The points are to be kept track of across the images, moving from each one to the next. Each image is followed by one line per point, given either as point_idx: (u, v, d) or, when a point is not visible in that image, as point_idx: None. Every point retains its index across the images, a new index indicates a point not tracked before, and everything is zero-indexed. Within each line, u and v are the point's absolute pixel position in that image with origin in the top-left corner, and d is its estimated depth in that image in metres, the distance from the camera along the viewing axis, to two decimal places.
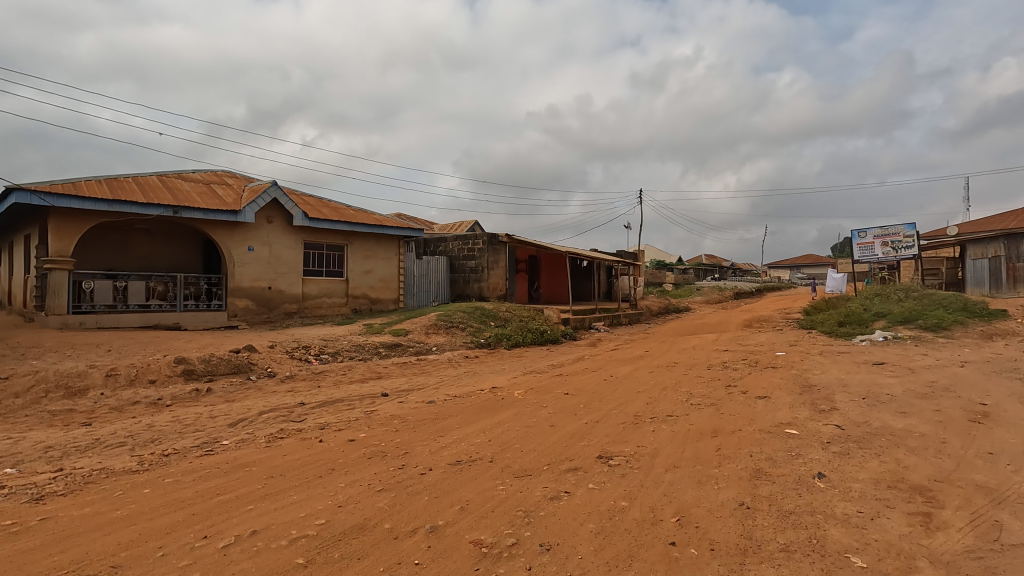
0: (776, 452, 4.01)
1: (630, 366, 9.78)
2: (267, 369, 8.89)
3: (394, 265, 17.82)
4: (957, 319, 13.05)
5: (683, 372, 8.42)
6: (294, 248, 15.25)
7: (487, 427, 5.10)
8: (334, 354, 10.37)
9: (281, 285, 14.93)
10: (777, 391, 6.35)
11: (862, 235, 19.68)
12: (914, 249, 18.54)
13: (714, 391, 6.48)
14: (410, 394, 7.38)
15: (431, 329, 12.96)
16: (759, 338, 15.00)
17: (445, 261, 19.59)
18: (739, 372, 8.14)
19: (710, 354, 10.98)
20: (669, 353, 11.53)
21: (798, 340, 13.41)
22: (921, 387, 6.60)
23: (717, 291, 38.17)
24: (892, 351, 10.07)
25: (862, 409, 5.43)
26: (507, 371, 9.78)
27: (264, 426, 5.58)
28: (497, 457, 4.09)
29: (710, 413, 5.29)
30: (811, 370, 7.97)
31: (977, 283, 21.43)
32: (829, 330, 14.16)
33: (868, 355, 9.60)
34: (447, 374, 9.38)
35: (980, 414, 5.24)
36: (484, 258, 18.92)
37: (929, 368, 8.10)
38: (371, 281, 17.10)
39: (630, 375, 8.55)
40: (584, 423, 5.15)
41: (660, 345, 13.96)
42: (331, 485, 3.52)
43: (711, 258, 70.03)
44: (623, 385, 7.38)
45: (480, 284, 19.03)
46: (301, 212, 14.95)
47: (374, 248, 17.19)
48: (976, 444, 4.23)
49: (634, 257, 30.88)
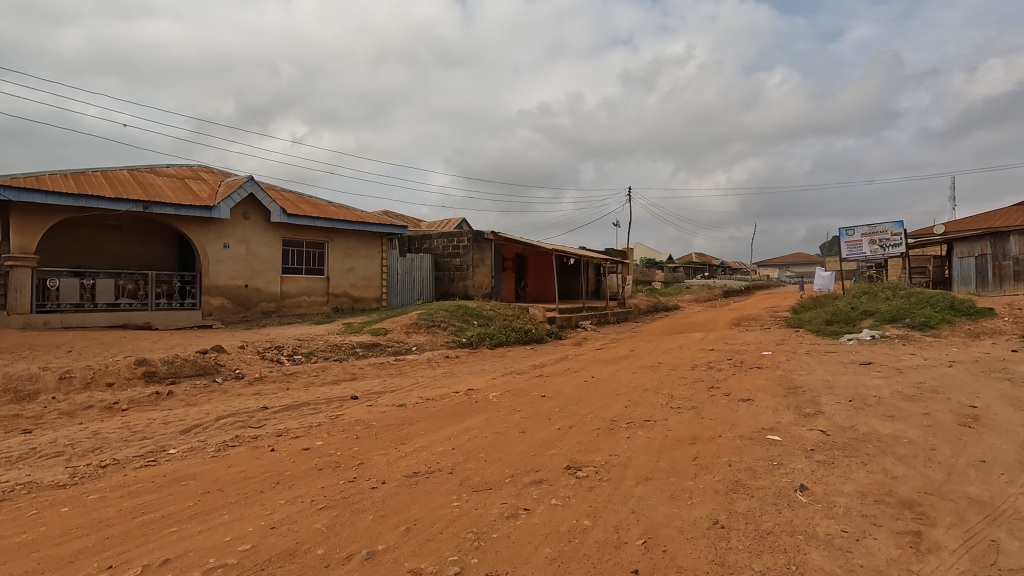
0: (756, 462, 3.74)
1: (613, 367, 9.53)
2: (236, 371, 8.54)
3: (377, 263, 17.46)
4: (944, 318, 12.94)
5: (666, 373, 8.17)
6: (272, 245, 14.86)
7: (454, 434, 4.80)
8: (308, 355, 10.03)
9: (258, 283, 14.54)
10: (761, 393, 6.12)
11: (850, 233, 19.57)
12: (902, 247, 18.46)
13: (695, 393, 6.23)
14: (380, 397, 7.07)
15: (412, 328, 12.64)
16: (746, 336, 14.82)
17: (429, 259, 19.26)
18: (723, 372, 7.92)
19: (696, 354, 10.76)
20: (654, 353, 11.29)
21: (784, 338, 13.23)
22: (909, 388, 6.39)
23: (705, 289, 38.11)
24: (879, 350, 9.89)
25: (848, 413, 5.20)
26: (486, 372, 9.49)
27: (217, 433, 5.25)
28: (457, 469, 3.78)
29: (689, 417, 5.04)
30: (797, 371, 7.76)
31: (964, 281, 21.44)
32: (816, 328, 14.01)
33: (855, 355, 9.42)
34: (424, 375, 9.08)
35: (970, 418, 5.03)
36: (469, 256, 18.60)
37: (916, 368, 7.92)
38: (353, 279, 16.74)
39: (612, 376, 8.29)
40: (557, 429, 4.88)
41: (646, 344, 13.73)
42: (268, 503, 3.20)
43: (701, 256, 70.14)
44: (602, 387, 7.12)
45: (465, 282, 18.72)
46: (279, 209, 14.56)
47: (356, 245, 16.82)
48: (968, 452, 4.01)
49: (622, 255, 30.67)
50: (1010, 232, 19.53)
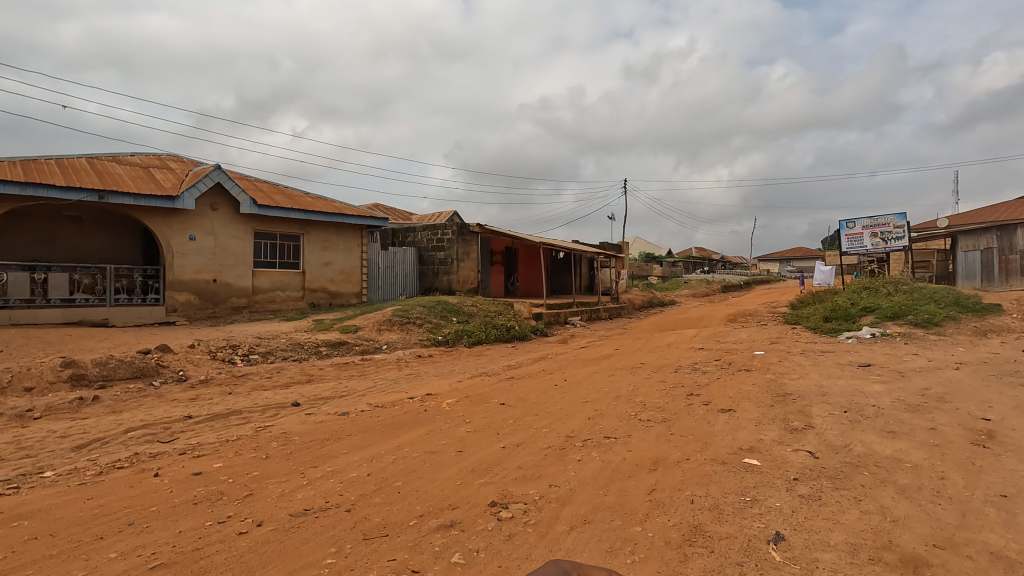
0: (726, 499, 3.03)
1: (591, 368, 8.83)
2: (179, 373, 7.85)
3: (357, 256, 16.77)
4: (949, 314, 12.22)
5: (645, 376, 7.46)
6: (242, 237, 14.15)
7: (378, 454, 4.10)
8: (265, 355, 9.35)
9: (228, 277, 13.85)
10: (744, 402, 5.41)
11: (850, 226, 18.78)
12: (904, 241, 17.76)
13: (671, 402, 5.52)
14: (325, 404, 6.38)
15: (385, 325, 11.95)
16: (740, 333, 14.10)
17: (413, 253, 18.57)
18: (708, 375, 7.20)
19: (683, 353, 10.06)
20: (639, 352, 10.60)
21: (779, 336, 12.54)
22: (912, 396, 5.68)
23: (703, 284, 37.38)
24: (878, 350, 9.19)
25: (842, 428, 4.49)
26: (454, 374, 8.80)
27: (114, 450, 4.55)
28: (358, 505, 3.09)
29: (656, 434, 4.33)
30: (788, 374, 7.06)
31: (968, 276, 20.71)
32: (814, 325, 13.31)
33: (853, 355, 8.72)
34: (386, 377, 8.38)
35: (984, 434, 4.33)
36: (454, 250, 17.90)
37: (919, 372, 7.23)
38: (331, 273, 16.05)
39: (587, 379, 7.58)
40: (501, 448, 4.18)
41: (634, 342, 13.02)
42: (94, 558, 2.51)
43: (700, 251, 69.38)
44: (571, 393, 6.42)
45: (449, 276, 18.02)
46: (248, 199, 13.84)
47: (333, 238, 16.11)
48: (985, 482, 3.31)
49: (617, 249, 29.95)
50: (1017, 225, 18.81)
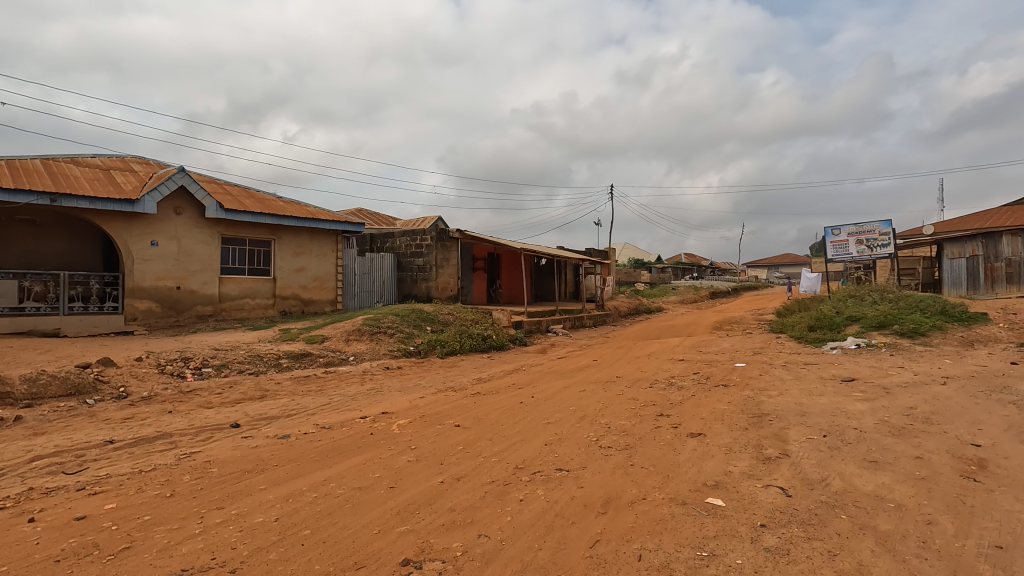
0: (680, 555, 2.60)
1: (565, 382, 8.38)
2: (119, 390, 7.31)
3: (331, 262, 16.24)
4: (935, 324, 11.92)
5: (618, 393, 7.01)
6: (209, 243, 13.61)
7: (298, 491, 3.61)
8: (219, 368, 8.80)
9: (192, 285, 13.29)
10: (716, 424, 5.00)
11: (836, 233, 18.52)
12: (890, 248, 17.53)
13: (638, 425, 5.07)
14: (268, 425, 5.88)
15: (354, 335, 11.44)
16: (724, 342, 13.74)
17: (391, 259, 18.05)
18: (683, 392, 6.78)
19: (662, 366, 9.63)
20: (617, 364, 10.17)
21: (763, 346, 12.17)
22: (897, 417, 5.27)
23: (690, 291, 37.14)
24: (863, 363, 8.81)
25: (820, 457, 4.07)
26: (419, 388, 8.30)
27: (7, 485, 4.03)
28: (248, 563, 2.62)
29: (614, 465, 3.89)
30: (768, 391, 6.64)
31: (954, 283, 20.50)
32: (798, 334, 12.97)
33: (837, 368, 8.34)
34: (345, 393, 7.87)
35: (975, 464, 3.93)
36: (433, 256, 17.41)
37: (905, 387, 6.84)
38: (304, 280, 15.51)
39: (557, 395, 7.13)
40: (439, 482, 3.71)
41: (614, 352, 12.59)
42: None
43: (689, 257, 69.28)
44: (535, 412, 5.96)
45: (428, 283, 17.52)
46: (214, 203, 13.30)
47: (306, 243, 15.59)
48: (978, 529, 2.90)
49: (603, 255, 29.56)
50: (1003, 232, 18.81)
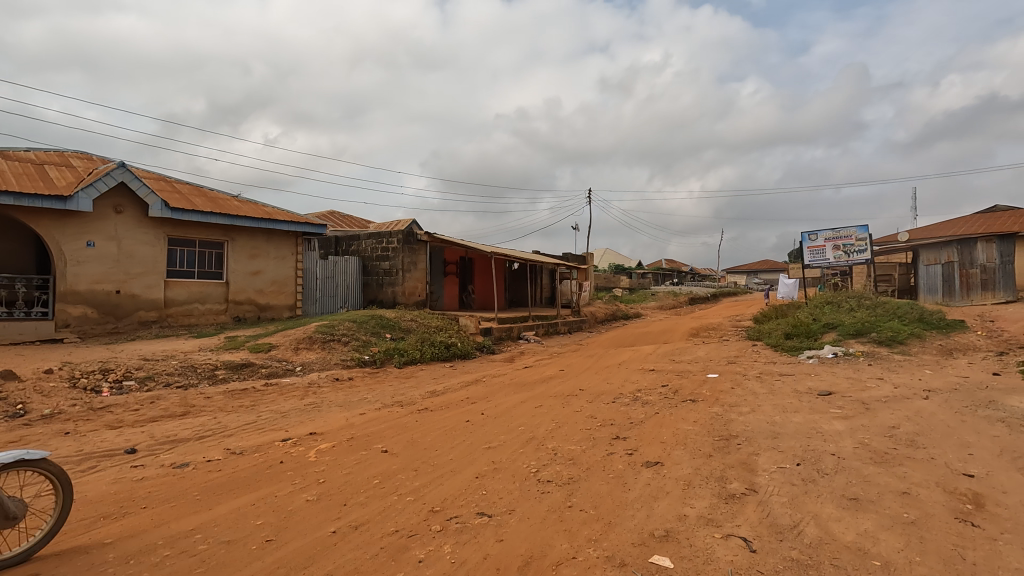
0: None
1: (524, 396, 7.71)
2: (15, 408, 6.44)
3: (291, 266, 15.41)
4: (913, 331, 11.54)
5: (576, 409, 6.37)
6: (153, 243, 12.70)
7: (147, 549, 2.89)
8: (143, 381, 7.93)
9: (134, 288, 12.38)
10: (677, 450, 4.37)
11: (813, 238, 18.21)
12: (867, 254, 17.25)
13: (589, 452, 4.42)
14: (170, 451, 5.10)
15: (304, 343, 10.63)
16: (698, 350, 13.21)
17: (356, 262, 17.25)
18: (647, 408, 6.15)
19: (629, 377, 9.02)
20: (584, 375, 9.53)
21: (738, 355, 11.64)
22: (879, 439, 4.71)
23: (670, 296, 36.85)
24: (841, 374, 8.30)
25: (792, 494, 3.46)
26: (363, 403, 7.56)
27: None
28: None
29: (548, 507, 3.23)
30: (738, 407, 6.04)
31: (930, 290, 20.16)
32: (774, 342, 12.50)
33: (813, 380, 7.79)
34: (278, 409, 7.09)
35: (971, 502, 3.35)
36: (400, 259, 16.66)
37: (885, 402, 6.30)
38: (260, 284, 14.65)
39: (511, 411, 6.44)
40: (329, 533, 3.02)
41: (584, 362, 11.95)
42: None
43: (670, 263, 69.02)
44: (478, 434, 5.27)
45: (394, 288, 16.73)
46: (159, 201, 12.41)
47: (263, 245, 14.74)
48: None
49: (580, 260, 28.99)
50: (978, 238, 18.85)
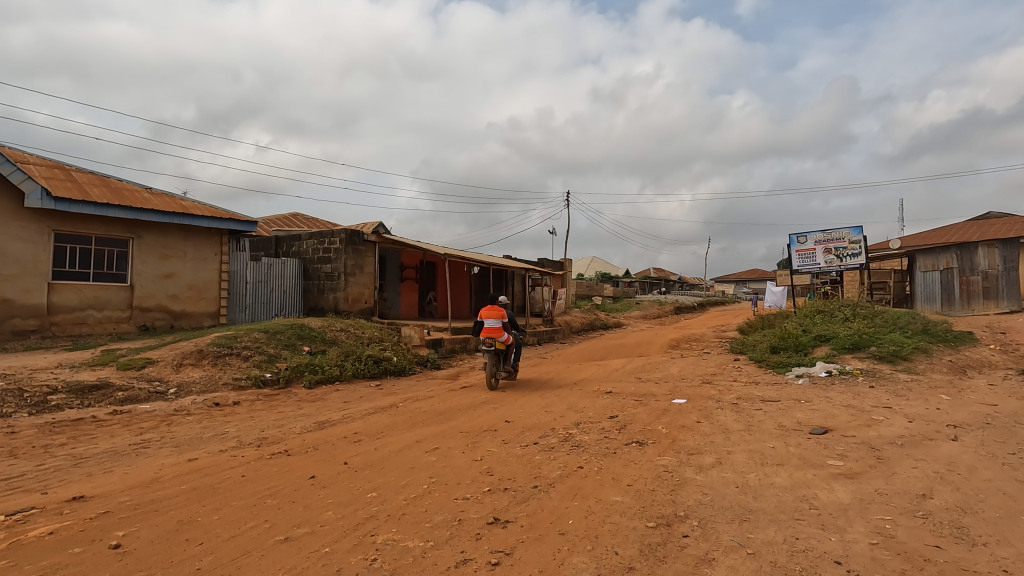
0: None
1: (430, 430, 5.90)
2: None
3: (213, 268, 13.56)
4: (917, 345, 9.90)
5: (477, 457, 4.57)
6: (33, 240, 10.84)
7: None
8: None
9: (6, 292, 10.51)
10: (576, 558, 2.59)
11: (802, 241, 16.59)
12: (861, 258, 15.67)
13: (430, 557, 2.64)
14: None
15: (191, 358, 8.75)
16: (672, 367, 11.47)
17: (296, 264, 15.40)
18: (573, 457, 4.38)
19: (576, 403, 7.25)
20: (523, 400, 7.75)
21: (716, 373, 9.93)
22: (906, 526, 2.98)
23: (655, 306, 35.17)
24: (838, 401, 6.60)
25: None
26: (216, 440, 5.74)
27: None
28: None
29: None
30: (699, 458, 4.26)
31: (927, 299, 18.75)
32: (759, 357, 10.82)
33: (803, 411, 6.04)
34: (84, 451, 5.22)
35: None
36: (343, 262, 14.84)
37: (902, 447, 4.56)
38: (173, 288, 12.79)
39: (387, 460, 4.60)
40: None
41: (536, 380, 10.18)
42: None
43: (657, 272, 67.52)
44: (299, 506, 3.46)
45: (335, 294, 14.89)
46: (38, 189, 10.56)
47: (177, 244, 12.88)
48: None
49: (556, 267, 27.24)
50: (979, 243, 17.43)
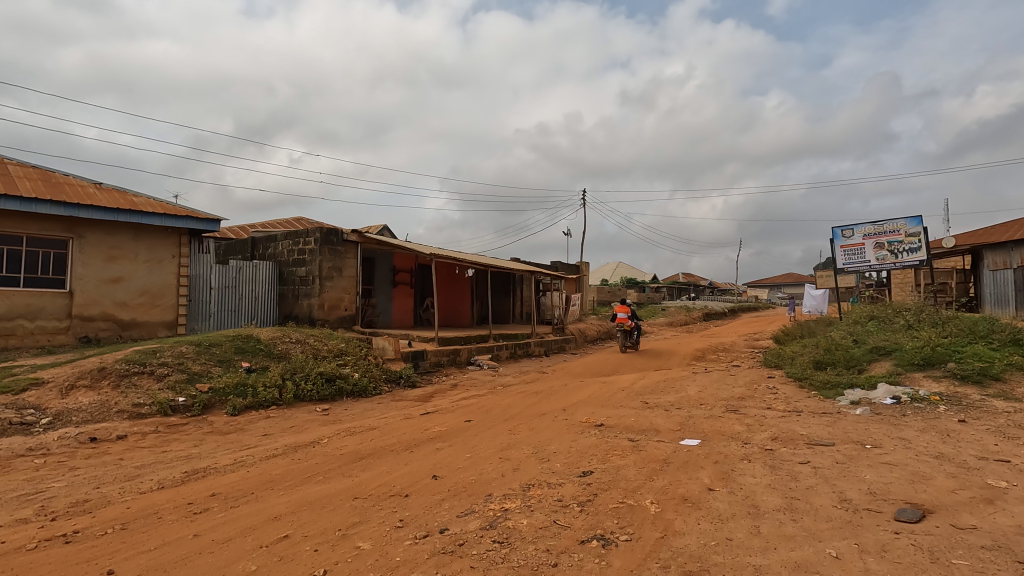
0: None
1: (319, 492, 4.11)
2: None
3: (170, 272, 12.13)
4: (1010, 360, 7.65)
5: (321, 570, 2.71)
6: None
7: None
8: None
9: None
10: None
11: (847, 235, 14.17)
12: (921, 254, 13.38)
13: None
14: None
15: (90, 377, 7.19)
16: (691, 385, 9.46)
17: (270, 267, 13.91)
18: None
19: (549, 444, 5.35)
20: (484, 436, 5.91)
21: (744, 396, 7.88)
22: None
23: (682, 311, 32.85)
24: (924, 452, 4.51)
25: None
26: (11, 505, 4.02)
27: None
28: None
29: None
30: None
31: (999, 302, 16.17)
32: (800, 374, 8.72)
33: (876, 470, 3.99)
34: None
35: None
36: (317, 263, 13.22)
37: None
38: (121, 295, 11.38)
39: (180, 567, 2.81)
40: None
41: (519, 404, 8.28)
42: None
43: (686, 277, 64.54)
44: None
45: (310, 300, 13.29)
46: None
47: (127, 245, 11.48)
48: None
49: (571, 271, 25.30)
50: None
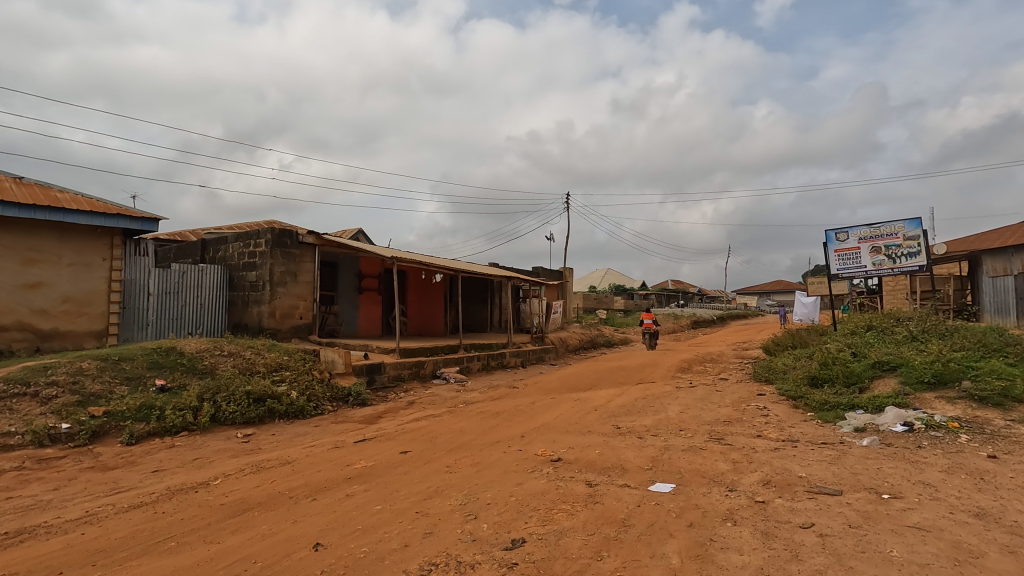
0: None
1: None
2: None
3: (100, 276, 10.94)
4: None
5: None
6: None
7: None
8: None
9: None
10: None
11: (841, 238, 13.18)
12: (920, 258, 12.52)
13: None
14: None
15: None
16: (672, 404, 8.42)
17: (218, 272, 12.75)
18: None
19: (487, 490, 4.26)
20: (413, 477, 4.80)
21: (731, 419, 6.85)
22: None
23: (671, 319, 31.90)
24: (960, 507, 3.47)
25: None
26: None
27: None
28: None
29: None
30: None
31: (999, 311, 15.33)
32: (795, 391, 7.71)
33: (906, 542, 2.93)
34: None
35: None
36: (268, 267, 12.07)
37: None
38: (40, 302, 10.18)
39: None
40: None
41: (474, 427, 7.20)
42: None
43: (676, 284, 63.77)
44: None
45: (260, 308, 12.14)
46: None
47: (49, 246, 10.30)
48: None
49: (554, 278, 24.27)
50: None
